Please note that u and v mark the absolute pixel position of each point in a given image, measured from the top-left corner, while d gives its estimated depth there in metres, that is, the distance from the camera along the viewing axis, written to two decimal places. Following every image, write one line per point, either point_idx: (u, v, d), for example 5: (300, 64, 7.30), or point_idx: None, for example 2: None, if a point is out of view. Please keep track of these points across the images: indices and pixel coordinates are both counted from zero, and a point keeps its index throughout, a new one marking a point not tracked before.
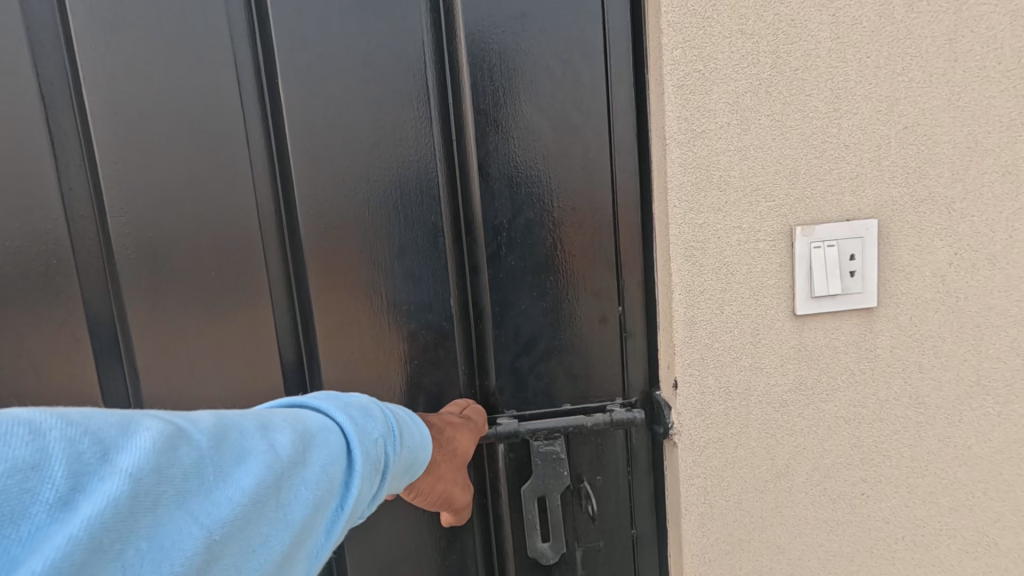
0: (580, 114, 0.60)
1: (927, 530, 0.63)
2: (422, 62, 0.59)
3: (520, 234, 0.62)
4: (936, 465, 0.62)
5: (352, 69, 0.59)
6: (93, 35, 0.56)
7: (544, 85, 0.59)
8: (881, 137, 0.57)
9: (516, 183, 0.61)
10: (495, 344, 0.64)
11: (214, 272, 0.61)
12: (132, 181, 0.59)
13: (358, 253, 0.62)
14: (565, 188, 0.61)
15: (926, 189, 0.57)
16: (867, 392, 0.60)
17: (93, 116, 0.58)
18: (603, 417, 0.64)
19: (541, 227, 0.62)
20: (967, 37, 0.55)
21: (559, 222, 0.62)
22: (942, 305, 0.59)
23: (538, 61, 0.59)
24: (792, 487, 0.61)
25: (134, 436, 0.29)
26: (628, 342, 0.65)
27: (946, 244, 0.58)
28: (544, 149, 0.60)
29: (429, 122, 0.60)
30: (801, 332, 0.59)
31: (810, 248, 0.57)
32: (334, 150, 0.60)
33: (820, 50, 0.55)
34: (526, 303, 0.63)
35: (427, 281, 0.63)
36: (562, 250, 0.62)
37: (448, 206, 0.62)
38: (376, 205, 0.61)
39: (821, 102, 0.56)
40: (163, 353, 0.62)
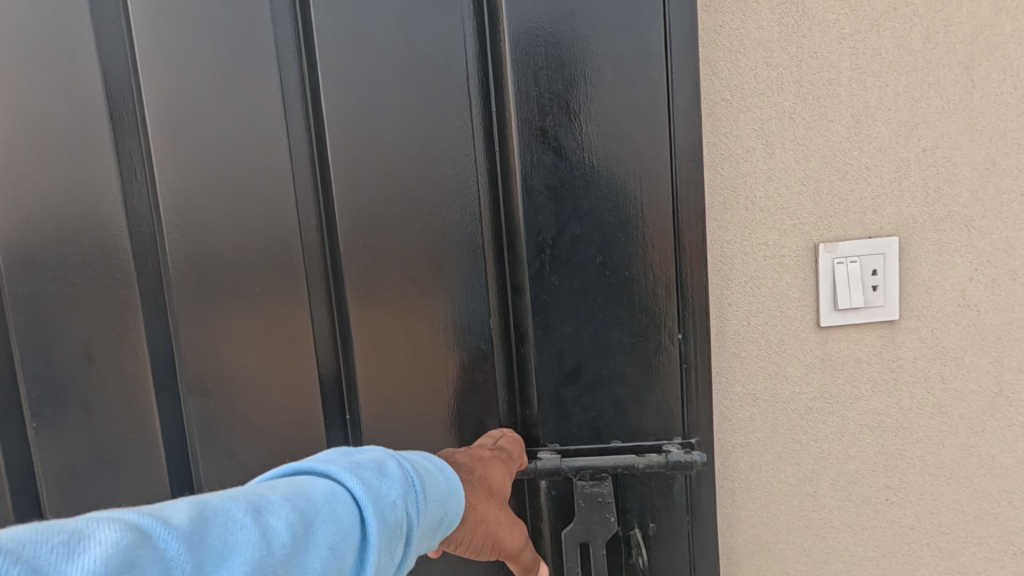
0: (637, 122, 0.57)
1: (952, 537, 0.65)
2: (465, 71, 0.60)
3: (566, 251, 0.60)
4: (960, 473, 0.64)
5: (390, 80, 0.60)
6: (155, 60, 0.61)
7: (594, 98, 0.57)
8: (901, 159, 0.60)
9: (561, 196, 0.59)
10: (536, 370, 0.62)
11: (256, 285, 0.64)
12: (184, 200, 0.63)
13: (406, 269, 0.63)
14: (622, 203, 0.59)
15: (946, 209, 0.61)
16: (890, 401, 0.63)
17: (158, 132, 0.63)
18: (658, 459, 0.60)
19: (587, 243, 0.59)
20: (984, 65, 0.59)
21: (614, 237, 0.59)
22: (963, 318, 0.62)
23: (591, 67, 0.57)
24: (817, 492, 0.64)
25: (81, 556, 0.24)
26: (687, 374, 0.61)
27: (966, 260, 0.61)
28: (589, 159, 0.58)
29: (471, 134, 0.61)
30: (825, 343, 0.62)
31: (833, 264, 0.60)
32: (378, 164, 0.61)
33: (841, 79, 0.59)
34: (572, 327, 0.61)
35: (467, 300, 0.63)
36: (612, 268, 0.60)
37: (489, 222, 0.62)
38: (415, 221, 0.62)
39: (842, 127, 0.59)
40: (209, 360, 0.66)
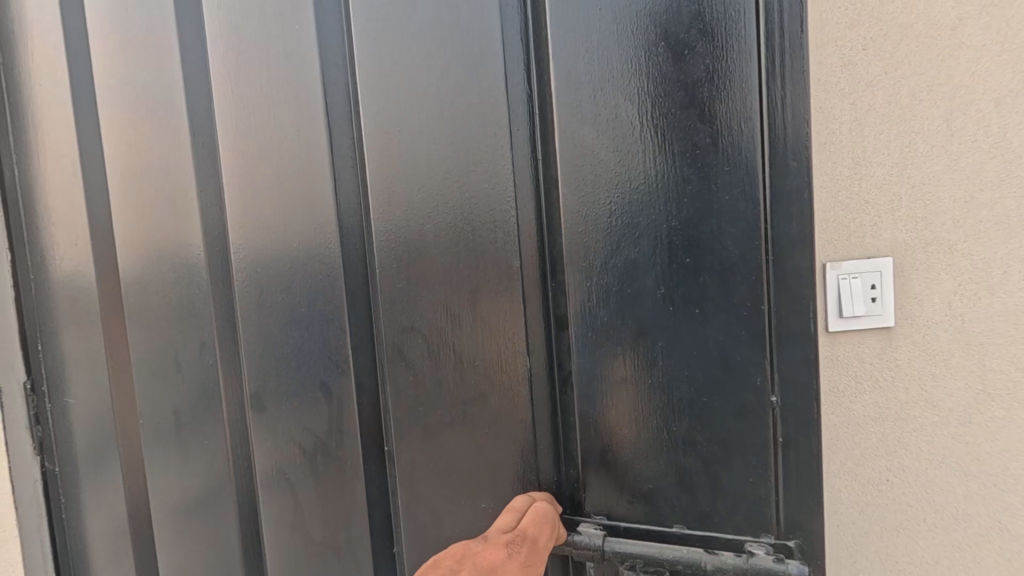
0: (696, 142, 0.58)
1: (945, 514, 0.76)
2: (502, 84, 0.65)
3: (622, 289, 0.63)
4: (951, 458, 0.75)
5: (431, 95, 0.67)
6: (225, 101, 0.77)
7: (631, 129, 0.60)
8: (894, 195, 0.73)
9: (616, 216, 0.62)
10: (582, 418, 0.66)
11: (303, 292, 0.76)
12: (245, 219, 0.78)
13: (456, 295, 0.69)
14: (695, 222, 0.59)
15: (933, 235, 0.73)
16: (889, 395, 0.75)
17: (233, 151, 0.77)
18: (734, 559, 0.60)
19: (639, 282, 0.62)
20: (960, 118, 0.72)
21: (691, 268, 0.60)
22: (950, 326, 0.74)
23: (619, 93, 0.60)
24: (828, 472, 0.76)
25: None
26: (785, 450, 0.59)
27: (951, 277, 0.74)
28: (614, 180, 0.61)
29: (512, 147, 0.65)
30: (833, 345, 0.75)
31: (838, 279, 0.73)
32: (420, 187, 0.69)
33: (842, 128, 0.73)
34: (626, 368, 0.64)
35: (506, 331, 0.68)
36: (676, 304, 0.61)
37: (534, 249, 0.66)
38: (451, 243, 0.69)
39: (844, 168, 0.73)
40: (266, 357, 0.78)
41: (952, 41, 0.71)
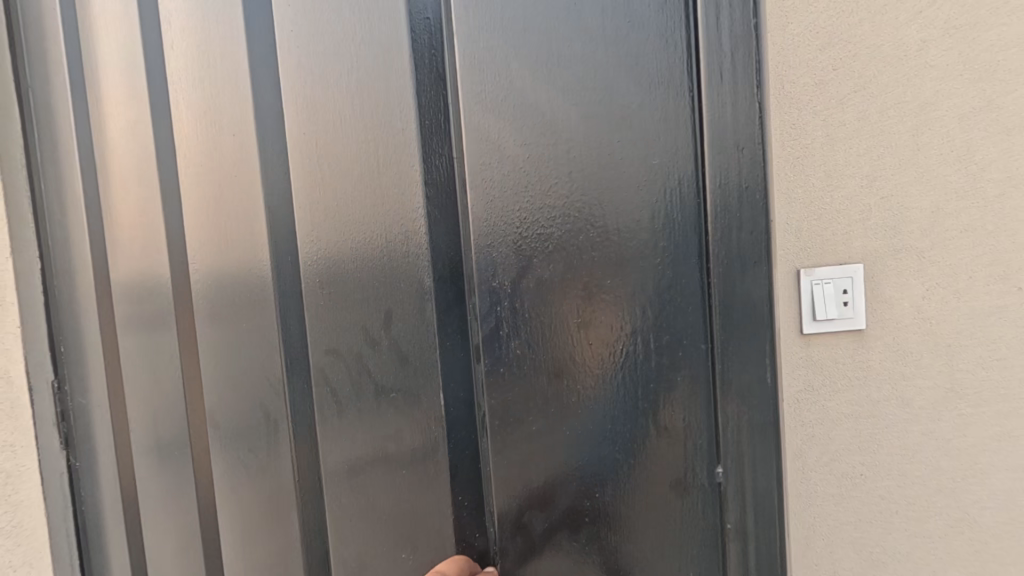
0: (639, 167, 0.48)
1: (917, 506, 0.80)
2: (416, 67, 0.54)
3: (539, 328, 0.52)
4: (922, 453, 0.80)
5: (340, 72, 0.56)
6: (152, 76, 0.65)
7: (553, 143, 0.50)
8: (865, 205, 0.77)
9: (525, 242, 0.51)
10: (499, 482, 0.54)
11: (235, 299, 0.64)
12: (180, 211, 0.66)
13: (370, 318, 0.58)
14: (646, 267, 0.49)
15: (902, 242, 0.78)
16: (862, 394, 0.79)
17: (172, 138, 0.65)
18: None
19: (556, 316, 0.51)
20: (927, 134, 0.77)
21: (608, 301, 0.50)
22: (919, 328, 0.79)
23: (567, 106, 0.50)
24: (805, 466, 0.80)
25: None
26: (738, 542, 0.49)
27: (921, 282, 0.78)
28: (531, 195, 0.51)
29: (422, 138, 0.54)
30: (808, 347, 0.79)
31: (812, 284, 0.78)
32: (337, 196, 0.58)
33: (815, 143, 0.77)
34: (538, 429, 0.53)
35: (411, 361, 0.56)
36: (607, 351, 0.50)
37: (445, 270, 0.55)
38: (357, 256, 0.58)
39: (817, 180, 0.77)
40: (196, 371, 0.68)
41: (917, 61, 0.76)
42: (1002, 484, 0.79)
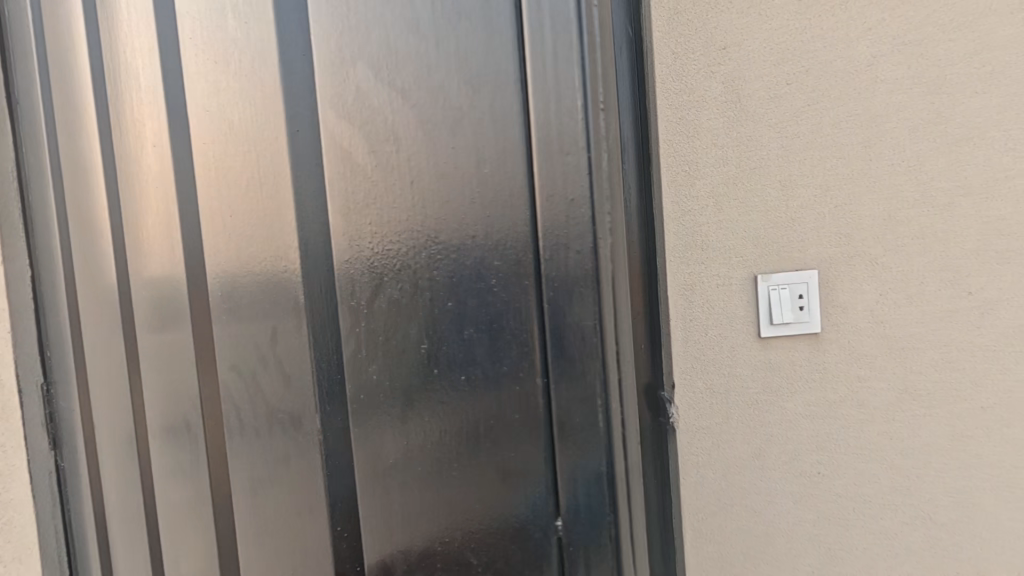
0: (449, 164, 0.37)
1: (874, 503, 0.83)
2: (181, 45, 0.42)
3: (381, 320, 0.38)
4: (878, 452, 0.82)
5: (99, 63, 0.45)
6: None
7: (357, 133, 0.38)
8: (819, 213, 0.81)
9: (331, 272, 0.40)
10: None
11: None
12: None
13: (259, 344, 0.43)
14: (468, 290, 0.37)
15: (856, 249, 0.81)
16: (819, 395, 0.82)
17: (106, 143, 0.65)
18: None
19: (420, 331, 0.38)
20: (879, 145, 0.80)
21: (487, 323, 0.37)
22: (874, 332, 0.82)
23: (373, 84, 0.37)
24: (765, 465, 0.83)
25: None
26: None
27: (874, 288, 0.81)
28: (338, 209, 0.39)
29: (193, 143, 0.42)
30: (767, 350, 0.82)
31: (768, 290, 0.81)
32: (190, 206, 0.43)
33: (771, 155, 0.81)
34: (395, 430, 0.39)
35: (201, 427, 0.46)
36: (436, 402, 0.38)
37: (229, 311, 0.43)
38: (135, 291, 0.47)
39: (773, 190, 0.81)
40: None
41: (868, 76, 0.80)
42: (955, 482, 0.82)
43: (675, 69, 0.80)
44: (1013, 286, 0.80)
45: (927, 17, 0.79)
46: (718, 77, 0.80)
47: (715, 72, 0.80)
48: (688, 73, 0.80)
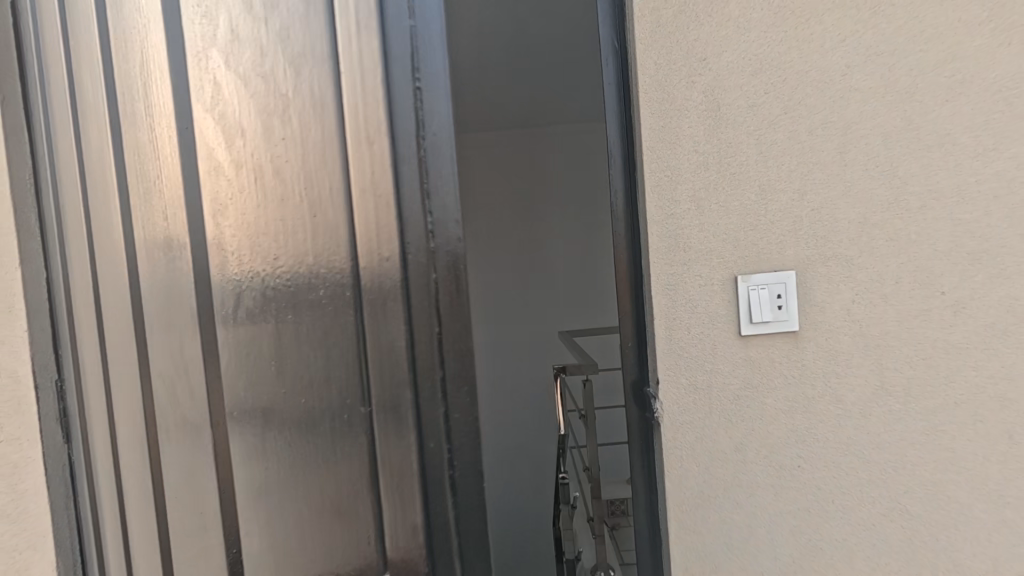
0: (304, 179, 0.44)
1: (851, 496, 0.86)
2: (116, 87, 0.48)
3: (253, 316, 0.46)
4: (855, 446, 0.86)
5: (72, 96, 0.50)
6: None
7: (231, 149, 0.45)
8: (797, 216, 0.84)
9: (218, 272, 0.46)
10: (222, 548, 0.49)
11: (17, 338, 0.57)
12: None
13: (181, 345, 0.48)
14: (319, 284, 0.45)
15: (832, 250, 0.85)
16: (798, 391, 0.86)
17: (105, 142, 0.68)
18: None
19: (270, 345, 0.46)
20: (853, 151, 0.84)
21: (321, 339, 0.45)
22: (850, 330, 0.85)
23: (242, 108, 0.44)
24: (746, 458, 0.86)
25: None
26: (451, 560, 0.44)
27: (850, 287, 0.85)
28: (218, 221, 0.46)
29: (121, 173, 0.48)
30: (747, 347, 0.85)
31: (748, 290, 0.84)
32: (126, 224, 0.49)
33: (750, 160, 0.84)
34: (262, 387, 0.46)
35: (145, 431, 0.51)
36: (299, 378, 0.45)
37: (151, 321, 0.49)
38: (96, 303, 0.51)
39: (752, 194, 0.84)
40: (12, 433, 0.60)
41: (842, 85, 0.83)
42: (930, 475, 0.85)
43: (657, 79, 0.84)
44: (983, 285, 0.84)
45: (899, 28, 0.83)
46: (698, 87, 0.84)
47: (695, 83, 0.84)
48: (669, 82, 0.84)
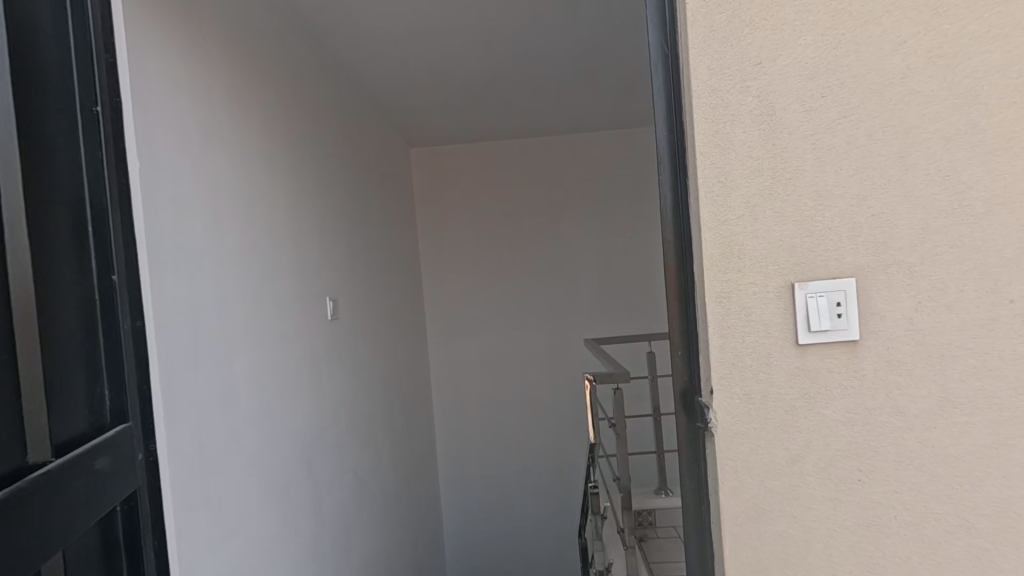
0: None
1: (915, 512, 0.83)
2: None
3: None
4: (918, 460, 0.83)
5: None
6: None
7: None
8: (855, 222, 0.82)
9: None
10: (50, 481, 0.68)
11: None
12: None
13: None
14: None
15: (892, 257, 0.82)
16: (857, 402, 0.83)
17: None
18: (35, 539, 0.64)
19: None
20: (914, 155, 0.81)
21: None
22: (911, 340, 0.82)
23: None
24: (802, 471, 0.84)
25: None
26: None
27: (911, 295, 0.82)
28: None
29: None
30: (804, 357, 0.83)
31: (805, 297, 0.82)
32: None
33: (805, 165, 0.82)
34: None
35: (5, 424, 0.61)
36: None
37: None
38: None
39: (807, 200, 0.82)
40: None
41: (902, 88, 0.81)
42: (998, 491, 0.82)
43: (710, 84, 0.82)
44: None
45: (961, 29, 0.80)
46: (752, 92, 0.82)
47: (749, 87, 0.82)
48: (722, 87, 0.82)
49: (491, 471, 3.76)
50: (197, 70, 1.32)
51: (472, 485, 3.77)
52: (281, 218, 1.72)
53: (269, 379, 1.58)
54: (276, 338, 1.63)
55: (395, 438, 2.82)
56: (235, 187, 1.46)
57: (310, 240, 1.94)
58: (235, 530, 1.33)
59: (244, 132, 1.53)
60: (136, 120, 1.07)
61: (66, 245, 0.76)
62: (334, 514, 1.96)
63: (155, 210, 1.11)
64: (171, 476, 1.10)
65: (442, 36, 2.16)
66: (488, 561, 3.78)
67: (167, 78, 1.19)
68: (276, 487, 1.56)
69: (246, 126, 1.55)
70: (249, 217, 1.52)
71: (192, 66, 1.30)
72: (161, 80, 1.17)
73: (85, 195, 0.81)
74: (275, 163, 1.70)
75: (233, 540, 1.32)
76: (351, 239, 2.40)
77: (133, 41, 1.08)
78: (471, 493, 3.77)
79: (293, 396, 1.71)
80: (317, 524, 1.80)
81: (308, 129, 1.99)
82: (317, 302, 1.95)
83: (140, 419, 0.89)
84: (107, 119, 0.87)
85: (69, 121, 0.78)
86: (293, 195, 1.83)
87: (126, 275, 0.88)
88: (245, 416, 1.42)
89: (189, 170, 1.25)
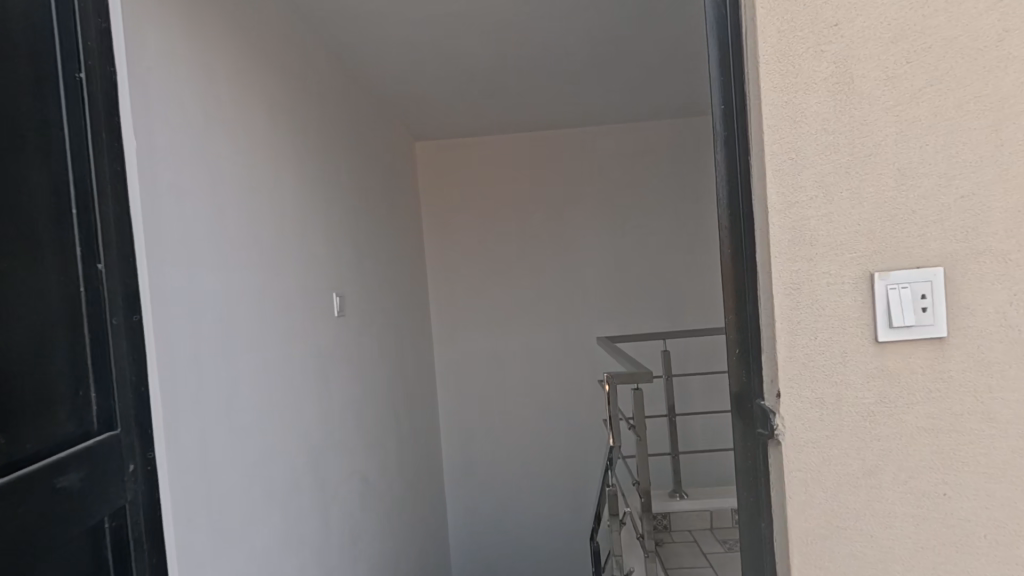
0: None
1: (1007, 531, 0.74)
2: None
3: None
4: (1011, 472, 0.74)
5: None
6: None
7: None
8: (942, 204, 0.73)
9: None
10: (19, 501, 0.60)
11: None
12: None
13: None
14: None
15: (984, 244, 0.73)
16: (943, 407, 0.74)
17: None
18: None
19: None
20: (1010, 129, 0.72)
21: None
22: (1004, 337, 0.73)
23: None
24: (880, 484, 0.75)
25: None
26: None
27: (1005, 287, 0.73)
28: None
29: None
30: (883, 356, 0.74)
31: (886, 288, 0.73)
32: None
33: (886, 140, 0.73)
34: None
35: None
36: None
37: None
38: None
39: (888, 179, 0.73)
40: None
41: (998, 53, 0.72)
42: None
43: (779, 48, 0.73)
44: None
45: None
46: (828, 57, 0.73)
47: (824, 52, 0.73)
48: (794, 52, 0.73)
49: (498, 472, 3.67)
50: (197, 47, 1.23)
51: (479, 487, 3.68)
52: (286, 208, 1.63)
53: (275, 379, 1.49)
54: (282, 334, 1.54)
55: (402, 439, 2.73)
56: (239, 174, 1.37)
57: (316, 232, 1.85)
58: (240, 539, 1.25)
59: (247, 115, 1.44)
60: (133, 96, 0.98)
61: (41, 228, 0.67)
62: (341, 519, 1.87)
63: (153, 196, 1.02)
64: (172, 484, 1.01)
65: (454, 22, 2.06)
66: (495, 566, 3.69)
67: (166, 54, 1.10)
68: (283, 492, 1.48)
69: (250, 110, 1.46)
70: (253, 205, 1.43)
71: (192, 42, 1.21)
72: (160, 55, 1.08)
73: (69, 172, 0.72)
74: (280, 149, 1.61)
75: (238, 550, 1.23)
76: (357, 233, 2.31)
77: (129, 10, 0.99)
78: (477, 496, 3.68)
79: (299, 396, 1.62)
80: (324, 530, 1.71)
81: (313, 116, 1.90)
82: (323, 299, 1.86)
83: (134, 425, 0.80)
84: (95, 88, 0.77)
85: (48, 88, 0.69)
86: (299, 184, 1.74)
87: (119, 263, 0.78)
88: (250, 417, 1.33)
89: (191, 155, 1.16)
